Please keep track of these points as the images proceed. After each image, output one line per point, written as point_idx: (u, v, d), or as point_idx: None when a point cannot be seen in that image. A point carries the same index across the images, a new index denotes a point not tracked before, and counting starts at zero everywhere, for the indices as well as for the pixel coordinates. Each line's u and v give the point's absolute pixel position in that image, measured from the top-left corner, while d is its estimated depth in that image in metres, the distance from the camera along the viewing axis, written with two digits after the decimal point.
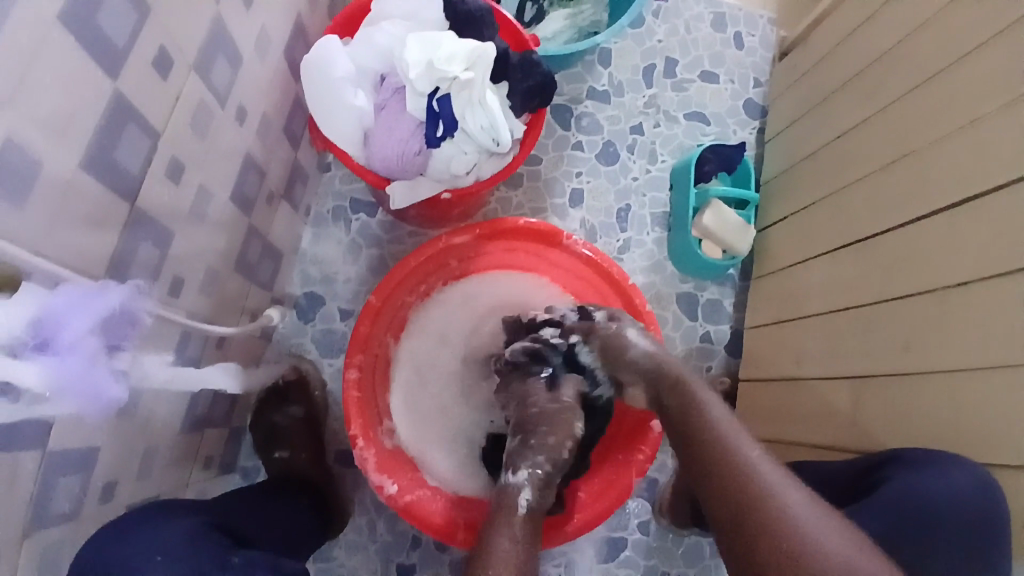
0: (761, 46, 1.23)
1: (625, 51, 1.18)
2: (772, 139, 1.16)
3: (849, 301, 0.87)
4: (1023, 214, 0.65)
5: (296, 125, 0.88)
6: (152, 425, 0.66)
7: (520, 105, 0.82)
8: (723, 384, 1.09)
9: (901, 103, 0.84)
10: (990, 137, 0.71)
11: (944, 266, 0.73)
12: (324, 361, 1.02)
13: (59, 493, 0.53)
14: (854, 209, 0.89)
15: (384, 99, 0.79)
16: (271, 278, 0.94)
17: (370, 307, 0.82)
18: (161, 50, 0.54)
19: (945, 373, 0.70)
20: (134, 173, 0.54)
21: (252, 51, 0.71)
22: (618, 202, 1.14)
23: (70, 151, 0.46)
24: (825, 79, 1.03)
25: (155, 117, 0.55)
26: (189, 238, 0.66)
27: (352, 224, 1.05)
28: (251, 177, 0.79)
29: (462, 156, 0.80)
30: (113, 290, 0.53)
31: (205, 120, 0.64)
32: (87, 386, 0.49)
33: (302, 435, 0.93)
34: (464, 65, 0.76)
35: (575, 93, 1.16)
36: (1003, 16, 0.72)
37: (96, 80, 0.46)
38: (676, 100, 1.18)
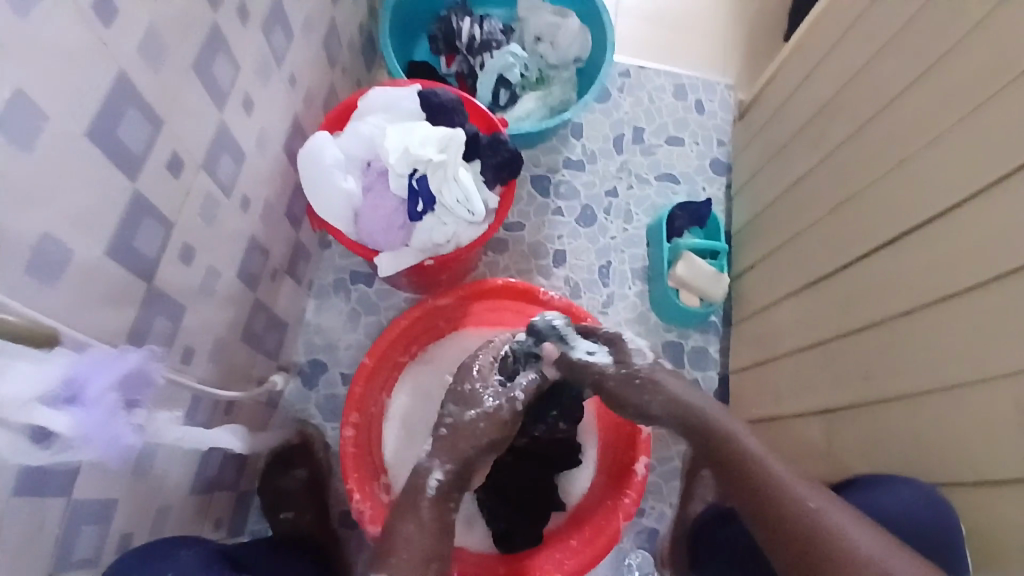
0: (721, 110, 1.34)
1: (596, 124, 1.30)
2: (738, 192, 1.24)
3: (814, 337, 0.92)
4: (948, 243, 0.71)
5: (296, 209, 0.99)
6: (165, 485, 0.73)
7: (492, 177, 0.92)
8: None
9: (840, 150, 0.93)
10: (913, 177, 0.78)
11: (889, 297, 0.79)
12: (328, 425, 1.08)
13: (79, 545, 0.59)
14: (811, 250, 0.96)
15: (371, 182, 0.90)
16: (277, 348, 1.02)
17: (363, 368, 0.88)
18: (173, 154, 0.64)
19: (905, 394, 0.74)
20: (151, 257, 0.63)
21: (254, 148, 0.82)
22: (599, 259, 1.22)
23: (96, 240, 0.55)
24: (777, 135, 1.13)
25: (169, 209, 0.65)
26: (199, 311, 0.75)
27: (352, 294, 1.14)
28: (256, 257, 0.89)
29: (442, 228, 0.89)
30: (129, 355, 0.61)
31: (213, 209, 0.74)
32: (107, 435, 0.55)
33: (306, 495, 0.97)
34: (437, 148, 0.87)
35: (552, 164, 1.27)
36: (910, 71, 0.81)
37: (118, 182, 0.57)
38: (646, 164, 1.29)
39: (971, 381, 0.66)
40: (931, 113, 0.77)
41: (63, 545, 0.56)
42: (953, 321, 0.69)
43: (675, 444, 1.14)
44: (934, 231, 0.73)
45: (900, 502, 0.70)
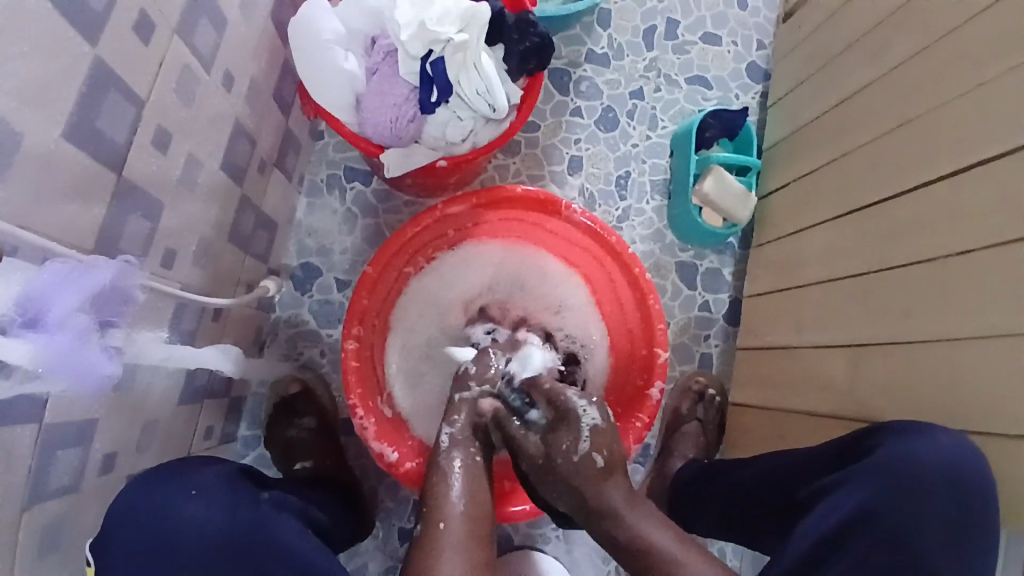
0: (765, 6, 1.19)
1: (625, 13, 1.15)
2: (774, 105, 1.13)
3: (848, 269, 0.86)
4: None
5: (285, 91, 0.86)
6: (149, 399, 0.67)
7: (516, 68, 0.80)
8: (699, 383, 1.07)
9: (904, 67, 0.83)
10: (992, 100, 0.69)
11: (942, 235, 0.73)
12: (323, 332, 1.01)
13: (56, 467, 0.54)
14: (853, 176, 0.88)
15: (376, 64, 0.77)
16: (266, 249, 0.93)
17: (366, 278, 0.82)
18: (142, 13, 0.52)
19: (950, 339, 0.70)
20: (119, 143, 0.53)
21: (238, 13, 0.68)
22: (618, 169, 1.12)
23: (48, 120, 0.44)
24: (828, 42, 1.01)
25: (139, 84, 0.53)
26: (179, 210, 0.65)
27: (347, 193, 1.03)
28: (241, 146, 0.77)
29: (458, 123, 0.78)
30: (98, 267, 0.50)
31: (191, 87, 0.62)
32: (79, 364, 0.46)
33: (313, 444, 0.92)
34: (457, 26, 0.73)
35: (573, 57, 1.13)
36: None
37: (73, 44, 0.45)
38: (677, 63, 1.15)
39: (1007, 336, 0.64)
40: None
41: (37, 470, 0.51)
42: (1007, 264, 0.65)
43: (679, 364, 1.10)
44: (1001, 171, 0.67)
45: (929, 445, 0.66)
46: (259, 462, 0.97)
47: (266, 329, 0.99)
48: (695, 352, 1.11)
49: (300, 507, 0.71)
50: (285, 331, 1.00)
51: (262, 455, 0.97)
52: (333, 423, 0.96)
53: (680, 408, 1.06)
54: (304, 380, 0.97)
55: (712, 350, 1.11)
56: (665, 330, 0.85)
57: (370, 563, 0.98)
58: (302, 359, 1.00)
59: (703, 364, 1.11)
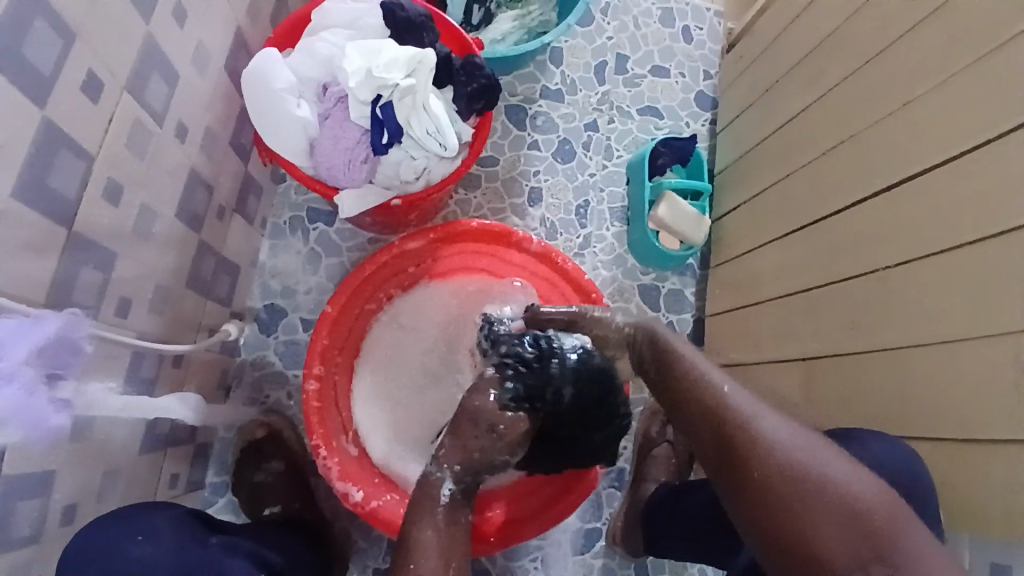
0: (709, 39, 1.26)
1: (576, 50, 1.20)
2: (722, 131, 1.18)
3: (798, 286, 0.89)
4: (951, 194, 0.68)
5: (244, 139, 0.88)
6: (108, 449, 0.66)
7: (465, 108, 0.83)
8: None
9: (835, 92, 0.88)
10: (919, 122, 0.74)
11: (881, 248, 0.76)
12: (290, 372, 1.01)
13: (11, 521, 0.53)
14: (797, 196, 0.92)
15: (328, 109, 0.80)
16: (229, 293, 0.93)
17: (326, 316, 0.83)
18: (91, 73, 0.54)
19: (897, 349, 0.73)
20: (70, 197, 0.54)
21: (190, 67, 0.70)
22: (577, 198, 1.15)
23: None
24: (769, 70, 1.06)
25: (89, 140, 0.55)
26: (135, 259, 0.66)
27: (310, 233, 1.05)
28: (199, 193, 0.78)
29: (411, 162, 0.80)
30: (46, 318, 0.51)
31: (145, 139, 0.63)
32: (30, 413, 0.47)
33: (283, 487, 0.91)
34: (405, 71, 0.77)
35: (528, 94, 1.17)
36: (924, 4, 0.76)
37: (20, 107, 0.46)
38: (628, 96, 1.20)
39: (944, 344, 0.67)
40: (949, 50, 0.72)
41: None
42: (942, 276, 0.68)
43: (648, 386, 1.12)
44: (928, 188, 0.71)
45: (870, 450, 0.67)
46: (228, 508, 0.96)
47: (232, 372, 0.99)
48: None
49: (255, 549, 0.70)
50: (252, 373, 1.00)
51: (231, 501, 0.96)
52: (302, 463, 0.96)
53: (648, 431, 1.07)
54: (271, 422, 0.96)
55: None
56: None
57: None
58: (270, 401, 1.00)
59: None
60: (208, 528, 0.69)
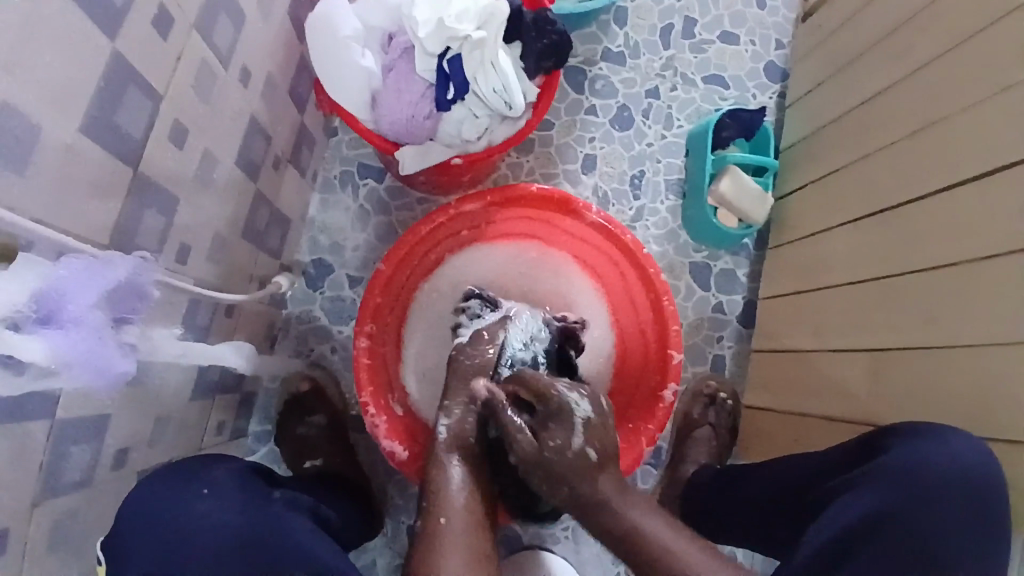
0: (785, 4, 1.18)
1: (643, 10, 1.14)
2: (793, 105, 1.12)
3: (869, 273, 0.85)
4: None
5: (301, 87, 0.85)
6: (162, 395, 0.66)
7: (533, 66, 0.79)
8: (710, 388, 1.07)
9: (927, 67, 0.82)
10: (1014, 105, 0.68)
11: (968, 240, 0.71)
12: (335, 328, 1.01)
13: (69, 461, 0.54)
14: (875, 178, 0.87)
15: (393, 60, 0.76)
16: (279, 245, 0.92)
17: (379, 276, 0.82)
18: (161, 8, 0.51)
19: (976, 348, 0.68)
20: (137, 137, 0.52)
21: (255, 8, 0.67)
22: (632, 168, 1.11)
23: (67, 117, 0.44)
24: (851, 40, 0.99)
25: (157, 80, 0.53)
26: (195, 206, 0.65)
27: (360, 190, 1.03)
28: (257, 142, 0.76)
29: (474, 121, 0.77)
30: (113, 263, 0.50)
31: (208, 82, 0.61)
32: (95, 359, 0.46)
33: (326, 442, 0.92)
34: (475, 23, 0.73)
35: (589, 55, 1.12)
36: None
37: (94, 40, 0.44)
38: (694, 62, 1.14)
39: (1022, 345, 0.63)
40: None
41: (50, 465, 0.51)
42: (1022, 274, 0.65)
43: (692, 366, 1.09)
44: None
45: (946, 454, 0.65)
46: (269, 457, 0.97)
47: (279, 325, 0.99)
48: (709, 355, 1.10)
49: (311, 505, 0.71)
50: (298, 327, 1.00)
51: (272, 451, 0.97)
52: (342, 418, 0.97)
53: (690, 414, 1.06)
54: (315, 377, 0.97)
55: (725, 352, 1.10)
56: (678, 332, 0.84)
57: (379, 560, 0.98)
58: (314, 355, 1.00)
59: (717, 367, 1.10)
60: (268, 484, 0.71)
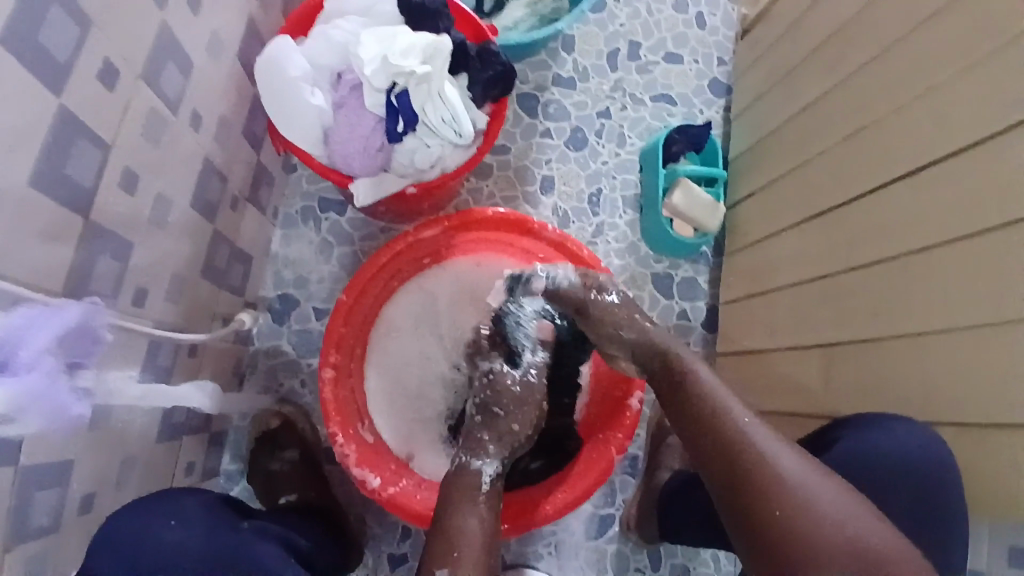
0: (723, 24, 1.24)
1: (589, 37, 1.18)
2: (737, 118, 1.17)
3: (814, 274, 0.89)
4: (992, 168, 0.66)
5: (257, 126, 0.87)
6: (126, 438, 0.66)
7: (480, 95, 0.81)
8: None
9: (858, 75, 0.86)
10: (943, 106, 0.73)
11: (908, 234, 0.75)
12: (304, 361, 1.01)
13: (34, 509, 0.53)
14: (816, 183, 0.91)
15: (342, 97, 0.79)
16: (242, 282, 0.93)
17: (341, 305, 0.83)
18: (107, 61, 0.53)
19: (917, 336, 0.72)
20: (88, 186, 0.53)
21: (204, 54, 0.69)
22: (589, 186, 1.14)
23: (15, 168, 0.45)
24: (785, 55, 1.05)
25: (106, 128, 0.54)
26: (151, 248, 0.66)
27: (322, 223, 1.04)
28: (213, 182, 0.78)
29: (426, 151, 0.79)
30: (67, 308, 0.51)
31: (159, 127, 0.63)
32: (49, 404, 0.47)
33: (299, 476, 0.91)
34: (420, 59, 0.76)
35: (540, 81, 1.15)
36: None
37: (40, 95, 0.46)
38: (641, 82, 1.19)
39: (967, 332, 0.66)
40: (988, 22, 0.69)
41: (14, 515, 0.51)
42: (953, 265, 0.69)
43: None
44: (962, 168, 0.69)
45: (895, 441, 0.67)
46: (243, 496, 0.96)
47: (246, 361, 0.99)
48: None
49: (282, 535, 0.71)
50: (266, 363, 1.00)
51: (245, 489, 0.97)
52: (316, 454, 0.96)
53: (663, 421, 1.07)
54: (286, 413, 0.96)
55: None
56: None
57: None
58: (283, 390, 1.00)
59: None
60: (240, 514, 0.70)
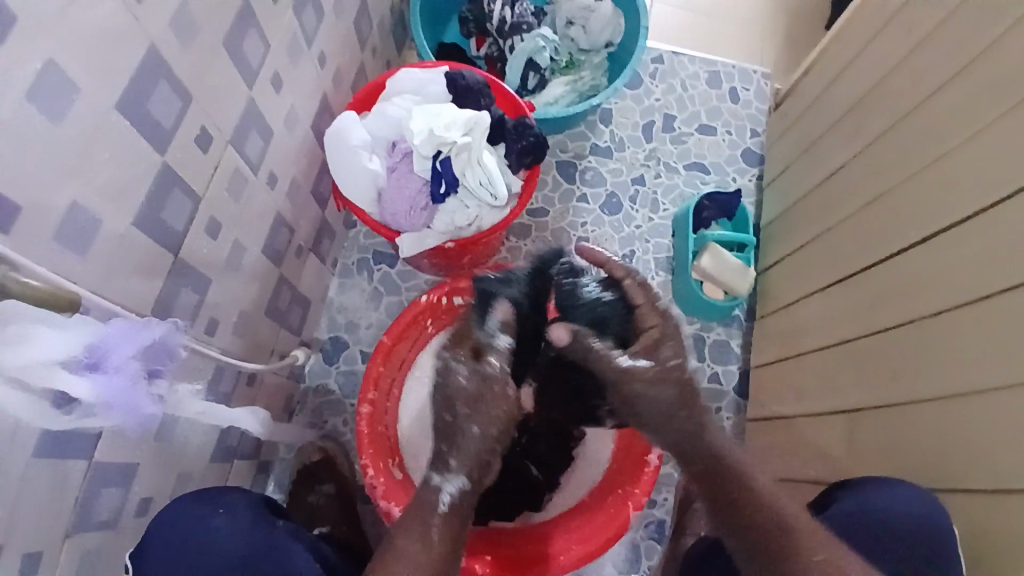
0: (756, 98, 1.31)
1: (625, 110, 1.28)
2: (769, 185, 1.22)
3: (839, 337, 0.90)
4: (998, 232, 0.68)
5: (323, 187, 1.00)
6: (185, 450, 0.75)
7: (515, 162, 0.91)
8: None
9: (875, 145, 0.91)
10: (950, 174, 0.76)
11: (926, 296, 0.76)
12: (348, 401, 1.09)
13: (100, 502, 0.62)
14: (841, 247, 0.94)
15: (395, 162, 0.91)
16: (299, 324, 1.04)
17: (382, 346, 0.92)
18: (202, 130, 0.66)
19: (938, 398, 0.72)
20: (178, 229, 0.65)
21: (282, 126, 0.83)
22: (622, 248, 1.21)
23: (122, 212, 0.57)
24: (811, 126, 1.10)
25: (197, 184, 0.67)
26: (223, 286, 0.77)
27: (375, 274, 1.15)
28: (281, 233, 0.90)
29: (465, 211, 0.89)
30: (154, 326, 0.60)
31: (240, 185, 0.75)
32: (128, 403, 0.55)
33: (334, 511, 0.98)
34: (462, 131, 0.87)
35: (579, 150, 1.25)
36: (953, 62, 0.79)
37: (146, 155, 0.58)
38: (675, 152, 1.26)
39: (983, 393, 0.66)
40: (987, 94, 0.73)
41: (84, 503, 0.60)
42: (963, 328, 0.70)
43: (691, 437, 1.12)
44: (975, 230, 0.71)
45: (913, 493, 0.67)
46: None
47: (297, 397, 1.08)
48: (707, 425, 1.13)
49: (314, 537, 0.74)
50: (314, 400, 1.09)
51: (285, 519, 1.03)
52: (351, 490, 1.03)
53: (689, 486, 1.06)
54: (327, 448, 1.04)
55: (723, 423, 1.13)
56: None
57: None
58: (327, 427, 1.09)
59: None
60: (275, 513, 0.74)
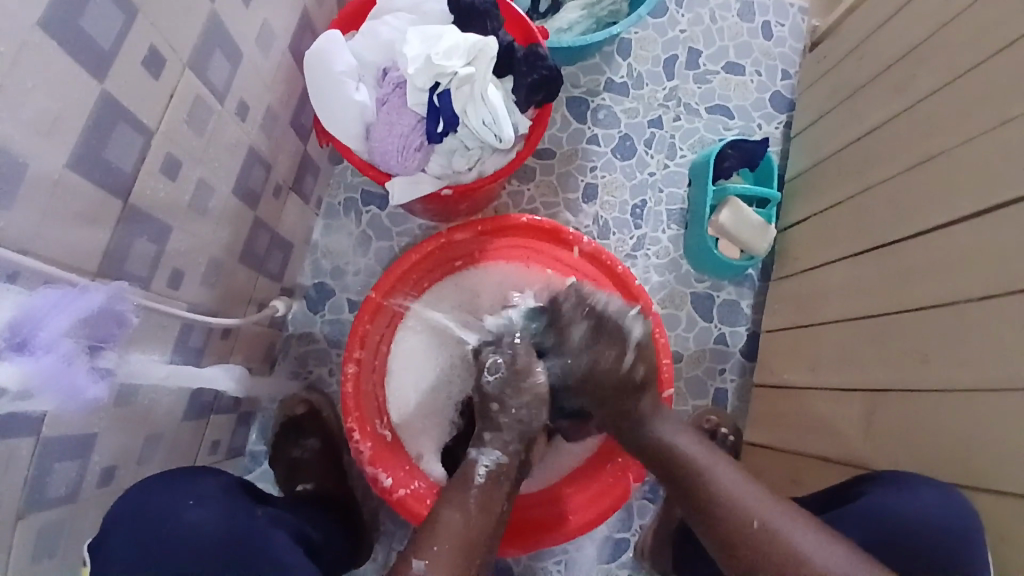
0: (791, 35, 1.18)
1: (646, 42, 1.15)
2: (798, 135, 1.10)
3: (865, 310, 0.83)
4: None
5: (304, 118, 0.89)
6: (153, 413, 0.69)
7: (523, 99, 0.80)
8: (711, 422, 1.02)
9: (921, 106, 0.81)
10: (1009, 144, 0.67)
11: (963, 279, 0.69)
12: (333, 351, 1.03)
13: (54, 477, 0.56)
14: (876, 213, 0.85)
15: (385, 95, 0.79)
16: (280, 269, 0.95)
17: (370, 302, 0.84)
18: (152, 49, 0.54)
19: (964, 391, 0.66)
20: (126, 171, 0.55)
21: (254, 45, 0.71)
22: (633, 198, 1.11)
23: (54, 152, 0.47)
24: (853, 72, 0.98)
25: (147, 116, 0.56)
26: (188, 233, 0.68)
27: (363, 216, 1.06)
28: (256, 171, 0.79)
29: (465, 152, 0.79)
30: (92, 290, 0.53)
31: (203, 117, 0.64)
32: (65, 384, 0.48)
33: (317, 467, 0.93)
34: (464, 60, 0.75)
35: (592, 86, 1.13)
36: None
37: (81, 81, 0.47)
38: (698, 92, 1.14)
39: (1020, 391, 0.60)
40: None
41: (35, 480, 0.53)
42: (1008, 317, 0.63)
43: (693, 399, 1.07)
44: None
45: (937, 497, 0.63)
46: (265, 477, 0.99)
47: (278, 346, 1.01)
48: (711, 388, 1.08)
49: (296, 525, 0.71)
50: (297, 349, 1.02)
51: (268, 471, 0.99)
52: (338, 444, 0.98)
53: None
54: (313, 401, 0.98)
55: (727, 386, 1.08)
56: (669, 365, 0.84)
57: None
58: (312, 377, 1.03)
59: (719, 400, 1.08)
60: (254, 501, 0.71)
